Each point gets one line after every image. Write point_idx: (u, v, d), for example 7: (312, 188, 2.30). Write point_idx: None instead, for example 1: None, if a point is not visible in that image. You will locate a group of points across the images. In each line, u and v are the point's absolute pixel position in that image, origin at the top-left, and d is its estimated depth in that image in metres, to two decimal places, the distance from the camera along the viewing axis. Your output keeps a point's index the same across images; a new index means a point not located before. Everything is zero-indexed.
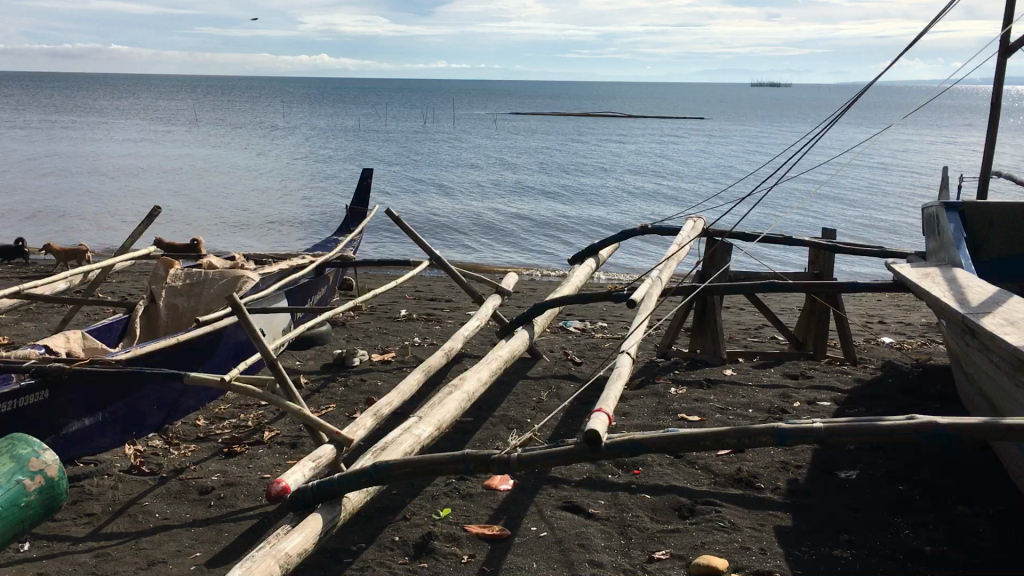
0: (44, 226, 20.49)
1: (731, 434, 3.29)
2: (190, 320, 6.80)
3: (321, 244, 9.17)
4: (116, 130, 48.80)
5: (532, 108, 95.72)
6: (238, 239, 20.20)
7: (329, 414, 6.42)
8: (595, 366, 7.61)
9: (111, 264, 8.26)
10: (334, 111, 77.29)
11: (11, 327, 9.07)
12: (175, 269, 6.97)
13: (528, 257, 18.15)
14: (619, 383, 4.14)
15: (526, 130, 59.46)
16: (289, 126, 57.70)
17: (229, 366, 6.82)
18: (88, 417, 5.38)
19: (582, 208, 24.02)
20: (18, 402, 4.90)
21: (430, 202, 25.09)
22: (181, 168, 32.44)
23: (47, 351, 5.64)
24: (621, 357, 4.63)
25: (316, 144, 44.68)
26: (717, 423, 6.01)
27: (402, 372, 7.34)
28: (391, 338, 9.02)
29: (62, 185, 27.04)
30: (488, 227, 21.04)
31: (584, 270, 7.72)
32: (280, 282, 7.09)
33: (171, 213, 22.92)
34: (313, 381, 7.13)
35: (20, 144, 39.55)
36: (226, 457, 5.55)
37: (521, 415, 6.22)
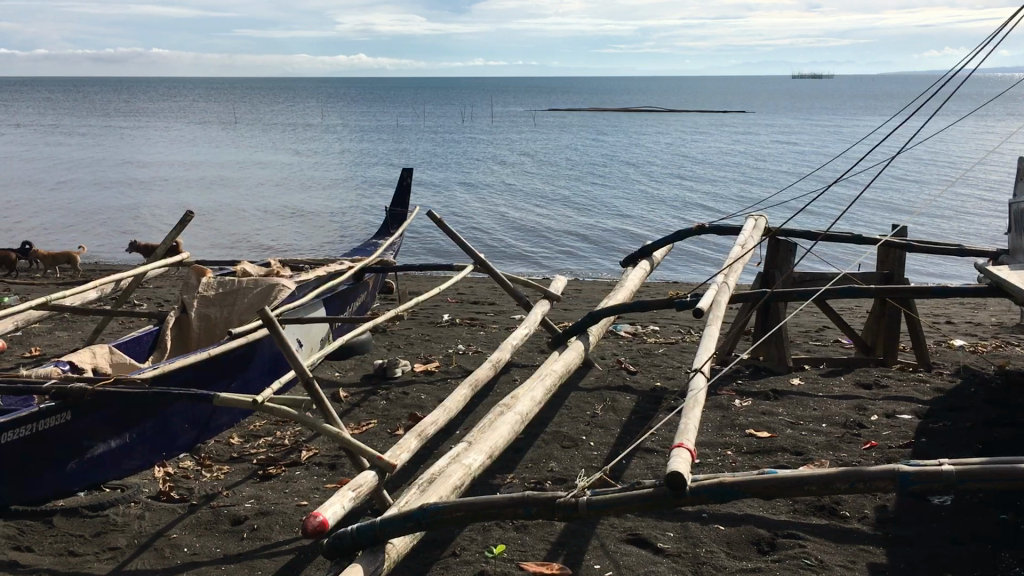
0: (80, 230, 20.37)
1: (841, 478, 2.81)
2: (223, 331, 6.47)
3: (360, 248, 8.80)
4: (152, 132, 48.93)
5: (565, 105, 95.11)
6: (273, 240, 19.94)
7: (371, 431, 6.05)
8: (651, 375, 7.16)
9: (143, 272, 7.97)
10: (370, 111, 77.09)
11: (45, 337, 8.83)
12: (208, 277, 6.64)
13: (569, 259, 17.63)
14: (697, 410, 3.72)
15: (563, 127, 58.81)
16: (323, 126, 57.62)
17: (264, 380, 6.48)
18: (114, 438, 5.05)
19: (625, 208, 23.41)
20: (38, 425, 4.60)
21: (469, 202, 24.71)
22: (218, 170, 32.38)
23: (71, 369, 5.33)
24: (695, 376, 4.20)
25: (352, 144, 44.52)
26: (789, 440, 5.52)
27: (446, 384, 6.94)
28: (434, 345, 8.65)
29: (99, 188, 27.01)
30: (528, 227, 20.63)
31: (638, 273, 7.28)
32: (318, 290, 6.72)
33: (207, 215, 22.75)
34: (354, 394, 6.76)
35: (59, 148, 39.75)
36: (260, 480, 5.21)
37: (574, 431, 5.79)
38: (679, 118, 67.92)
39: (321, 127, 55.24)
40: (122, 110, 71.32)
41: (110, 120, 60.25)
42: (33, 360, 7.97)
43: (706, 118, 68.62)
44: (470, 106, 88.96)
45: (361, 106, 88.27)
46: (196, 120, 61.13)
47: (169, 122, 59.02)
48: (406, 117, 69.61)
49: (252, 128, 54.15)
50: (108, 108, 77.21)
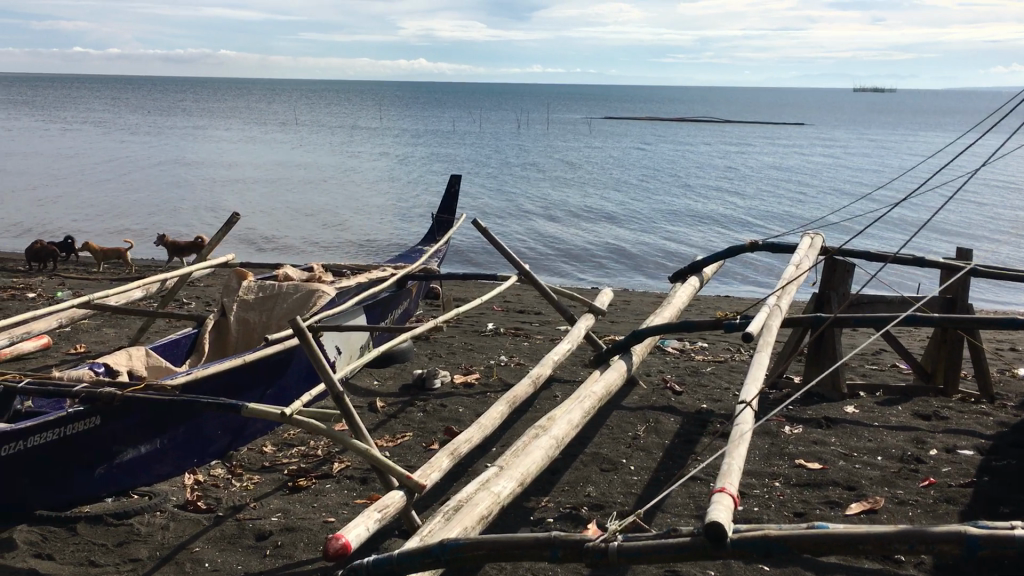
0: (136, 225, 20.60)
1: (897, 538, 2.57)
2: (261, 337, 6.38)
3: (405, 254, 8.67)
4: (213, 131, 49.58)
5: (622, 113, 94.63)
6: (323, 240, 19.94)
7: (405, 444, 5.90)
8: (698, 396, 6.90)
9: (188, 273, 7.91)
10: (428, 115, 77.36)
11: (91, 333, 8.82)
12: (249, 281, 6.56)
13: (620, 271, 17.34)
14: (740, 448, 3.48)
15: (620, 136, 58.44)
16: (380, 128, 57.91)
17: (300, 388, 6.37)
18: (144, 444, 4.96)
19: (679, 220, 23.03)
20: (65, 430, 4.50)
21: (522, 209, 24.52)
22: (274, 169, 32.62)
23: (103, 372, 5.29)
24: (740, 409, 3.96)
25: (408, 147, 44.60)
26: (840, 473, 5.24)
27: (486, 398, 6.76)
28: (476, 356, 8.46)
29: (156, 184, 27.34)
30: (580, 237, 20.39)
31: (688, 289, 7.03)
32: (357, 297, 6.59)
33: (261, 214, 22.86)
34: (391, 404, 6.62)
35: (121, 145, 40.42)
36: (289, 492, 5.09)
37: (614, 453, 5.57)
38: (737, 130, 67.08)
39: (378, 130, 55.51)
40: (186, 108, 72.59)
41: (172, 118, 61.32)
42: (77, 357, 7.94)
43: (764, 130, 67.69)
44: (526, 113, 88.95)
45: (417, 109, 88.68)
46: (256, 120, 61.91)
47: (229, 121, 59.82)
48: (462, 122, 69.77)
49: (311, 129, 54.62)
50: (172, 106, 78.47)
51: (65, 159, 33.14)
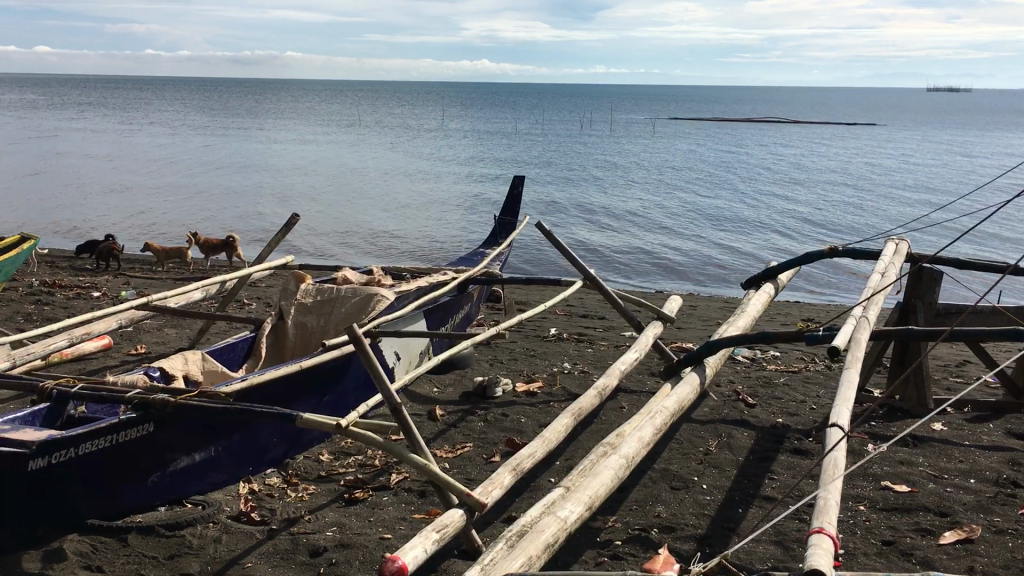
0: (202, 225, 20.81)
1: None
2: (319, 342, 6.22)
3: (467, 257, 8.46)
4: (279, 133, 50.13)
5: (686, 114, 93.58)
6: (385, 240, 19.89)
7: (465, 455, 5.69)
8: (772, 409, 6.57)
9: (248, 276, 7.79)
10: (491, 116, 77.39)
11: (153, 334, 8.77)
12: (307, 284, 6.42)
13: (685, 276, 16.95)
14: (837, 483, 3.19)
15: (684, 137, 57.78)
16: (443, 129, 58.02)
17: (358, 395, 6.20)
18: (198, 452, 4.82)
19: (747, 224, 22.52)
20: (118, 438, 4.35)
21: (584, 211, 24.23)
22: (337, 170, 32.79)
23: (157, 377, 5.16)
24: (831, 436, 3.67)
25: (471, 148, 44.58)
26: (930, 498, 4.88)
27: (549, 408, 6.51)
28: (538, 362, 8.22)
29: (223, 185, 27.66)
30: (645, 239, 20.03)
31: (762, 297, 6.70)
32: (418, 301, 6.40)
33: (324, 214, 22.95)
34: (451, 413, 6.41)
35: (191, 145, 41.10)
36: (346, 504, 4.91)
37: (685, 470, 5.29)
38: (805, 131, 65.81)
39: (441, 131, 55.65)
40: (253, 110, 73.64)
41: (239, 119, 62.26)
42: (138, 359, 7.88)
43: (833, 131, 66.31)
44: (588, 113, 88.54)
45: (479, 109, 88.79)
46: (321, 121, 62.51)
47: (294, 122, 60.59)
48: (525, 123, 69.59)
49: (375, 130, 54.93)
50: (239, 107, 79.73)
51: (136, 160, 33.79)
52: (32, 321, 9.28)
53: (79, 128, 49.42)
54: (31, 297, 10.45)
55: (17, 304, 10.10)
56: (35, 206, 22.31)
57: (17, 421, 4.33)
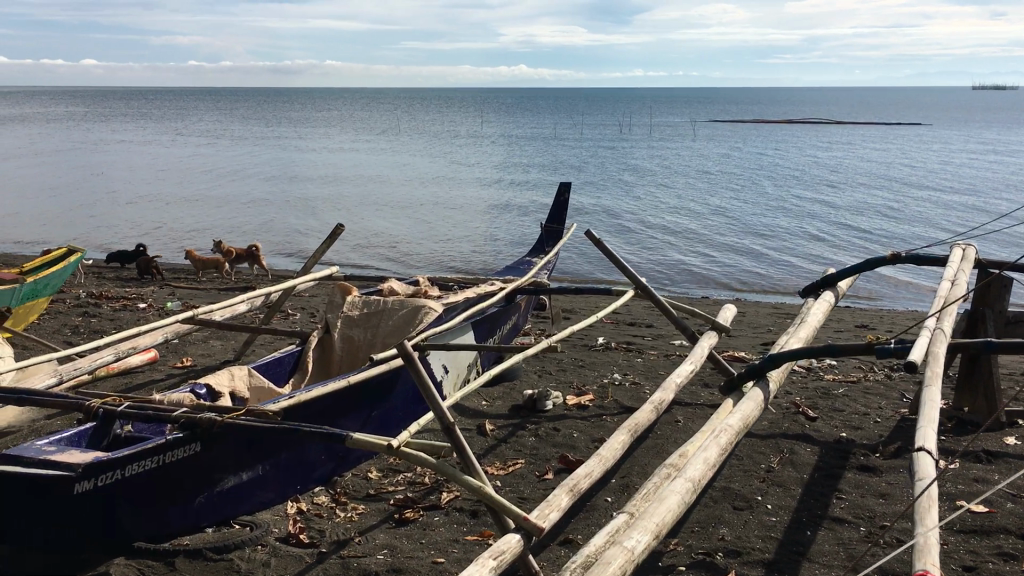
0: (244, 233, 20.84)
1: None
2: (365, 356, 6.08)
3: (513, 266, 8.29)
4: (319, 141, 50.39)
5: (726, 116, 92.77)
6: (427, 247, 19.80)
7: (517, 472, 5.52)
8: (834, 423, 6.32)
9: (293, 287, 7.68)
10: (529, 121, 77.25)
11: (199, 345, 8.70)
12: (354, 296, 6.29)
13: (732, 280, 16.63)
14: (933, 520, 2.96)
15: (725, 139, 57.22)
16: (482, 135, 57.97)
17: (406, 410, 6.06)
18: (245, 471, 4.70)
19: (794, 227, 22.06)
20: (165, 458, 4.24)
21: (626, 215, 23.97)
22: (377, 177, 32.83)
23: (203, 395, 5.06)
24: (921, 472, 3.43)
25: (510, 153, 44.45)
26: (1011, 521, 4.60)
27: (602, 422, 6.32)
28: (588, 373, 8.02)
29: (265, 194, 27.79)
30: (690, 244, 19.73)
31: (822, 306, 6.46)
32: (466, 313, 6.24)
33: (366, 221, 22.92)
34: (500, 427, 6.24)
35: (233, 155, 41.43)
36: (396, 525, 4.77)
37: (747, 489, 5.08)
38: (850, 132, 64.82)
39: (481, 137, 55.62)
40: (293, 119, 74.15)
41: (280, 128, 62.77)
42: (184, 372, 7.79)
43: (878, 131, 65.20)
44: (628, 116, 88.09)
45: (518, 115, 88.66)
46: (360, 129, 62.77)
47: (335, 130, 60.86)
48: (565, 127, 69.34)
49: (415, 137, 55.06)
50: (279, 116, 80.31)
51: (181, 170, 34.09)
52: (79, 334, 9.26)
53: (124, 139, 50.09)
54: (77, 310, 10.45)
55: (64, 316, 10.09)
56: (82, 216, 22.52)
57: (63, 442, 4.23)
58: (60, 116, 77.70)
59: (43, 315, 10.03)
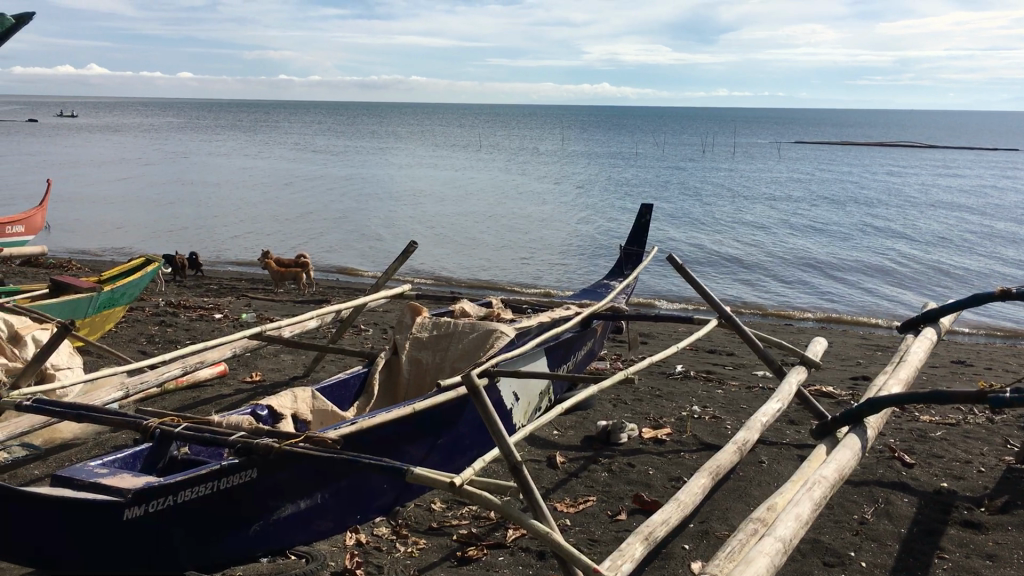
0: (323, 245, 20.98)
1: None
2: (432, 380, 5.85)
3: (591, 289, 7.99)
4: (400, 155, 50.87)
5: (813, 137, 91.02)
6: (504, 263, 19.62)
7: (588, 510, 5.20)
8: (934, 470, 5.86)
9: (363, 304, 7.48)
10: (611, 139, 76.73)
11: (270, 360, 8.56)
12: (423, 317, 6.08)
13: (818, 309, 16.06)
14: None
15: (811, 161, 56.02)
16: (562, 152, 57.95)
17: (474, 438, 5.80)
18: (304, 499, 4.50)
19: (885, 254, 21.28)
20: (220, 483, 4.05)
21: (708, 237, 23.48)
22: (457, 192, 32.90)
23: (263, 416, 4.89)
24: None
25: (590, 171, 44.14)
26: None
27: (680, 459, 5.97)
28: (665, 403, 7.66)
29: (346, 205, 28.06)
30: (774, 271, 19.18)
31: (922, 344, 6.01)
32: (539, 338, 5.96)
33: (444, 235, 22.90)
34: (571, 460, 5.93)
35: (317, 167, 42.04)
36: (458, 563, 4.52)
37: (837, 544, 4.68)
38: (943, 156, 62.92)
39: (561, 154, 55.45)
40: (376, 133, 75.02)
41: (364, 141, 63.90)
42: (253, 388, 7.64)
43: (974, 156, 63.12)
44: (711, 136, 87.21)
45: (599, 133, 88.26)
46: (442, 144, 63.22)
47: (417, 144, 61.40)
48: (647, 146, 68.98)
49: (495, 153, 55.18)
50: (363, 130, 81.27)
51: (267, 181, 34.71)
52: (155, 344, 9.27)
53: (214, 150, 51.31)
54: (155, 319, 10.50)
55: (142, 325, 10.16)
56: (170, 224, 23.03)
57: (116, 463, 4.08)
58: (155, 126, 80.11)
59: (122, 323, 10.11)
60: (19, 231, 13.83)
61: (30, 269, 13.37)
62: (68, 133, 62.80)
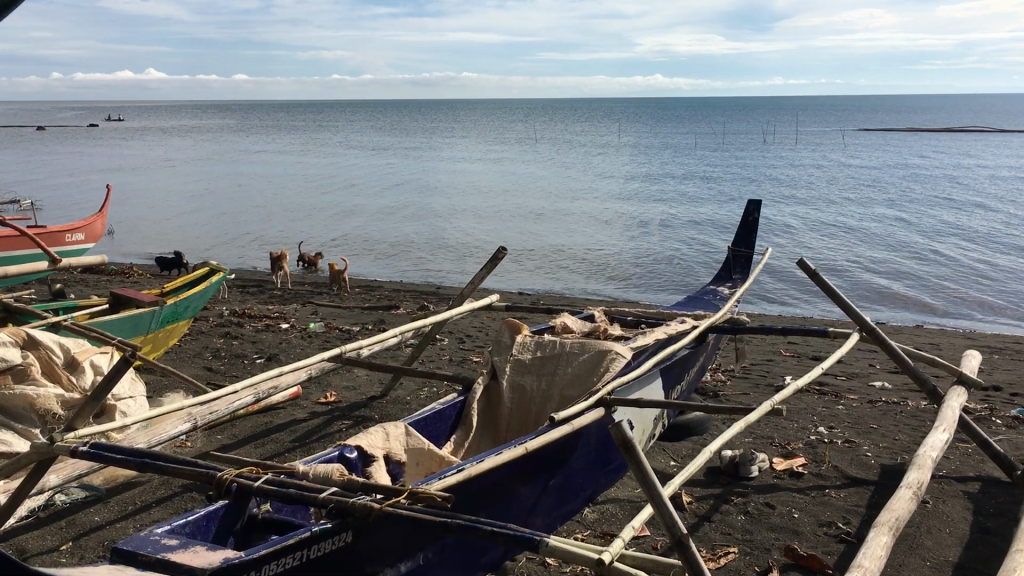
0: (382, 244, 20.36)
1: None
2: (539, 409, 5.12)
3: (698, 298, 7.16)
4: (450, 152, 50.15)
5: (876, 124, 88.72)
6: (571, 259, 18.80)
7: (731, 565, 4.41)
8: None
9: (449, 318, 6.76)
10: (665, 132, 74.93)
11: (343, 377, 7.90)
12: (524, 335, 5.37)
13: (915, 310, 15.01)
14: None
15: (877, 148, 54.21)
16: (618, 145, 56.77)
17: (589, 473, 5.07)
18: (405, 562, 3.78)
19: (977, 246, 20.01)
20: (309, 552, 3.33)
21: (785, 230, 22.44)
22: (514, 187, 32.15)
23: (353, 457, 4.19)
24: None
25: (646, 164, 43.02)
26: None
27: (826, 499, 5.14)
28: (787, 424, 6.82)
29: (404, 203, 27.49)
30: (860, 266, 18.14)
31: None
32: (658, 360, 5.19)
33: (507, 231, 22.23)
34: (698, 499, 5.15)
35: (369, 166, 41.48)
36: None
37: None
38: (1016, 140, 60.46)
39: (617, 148, 54.18)
40: (423, 130, 74.22)
41: (418, 139, 63.60)
42: (328, 409, 6.97)
43: None
44: (770, 126, 85.08)
45: (651, 125, 86.77)
46: (493, 140, 62.29)
47: (468, 141, 60.53)
48: (705, 137, 67.55)
49: (549, 148, 54.03)
50: (409, 128, 80.59)
51: (318, 180, 34.24)
52: (220, 357, 8.69)
53: (265, 151, 50.96)
54: (220, 330, 9.96)
55: (207, 337, 9.61)
56: (227, 227, 22.61)
57: (187, 528, 3.38)
58: (205, 128, 80.25)
59: (187, 336, 9.58)
60: (79, 240, 13.40)
61: (91, 279, 12.94)
62: (131, 137, 63.92)
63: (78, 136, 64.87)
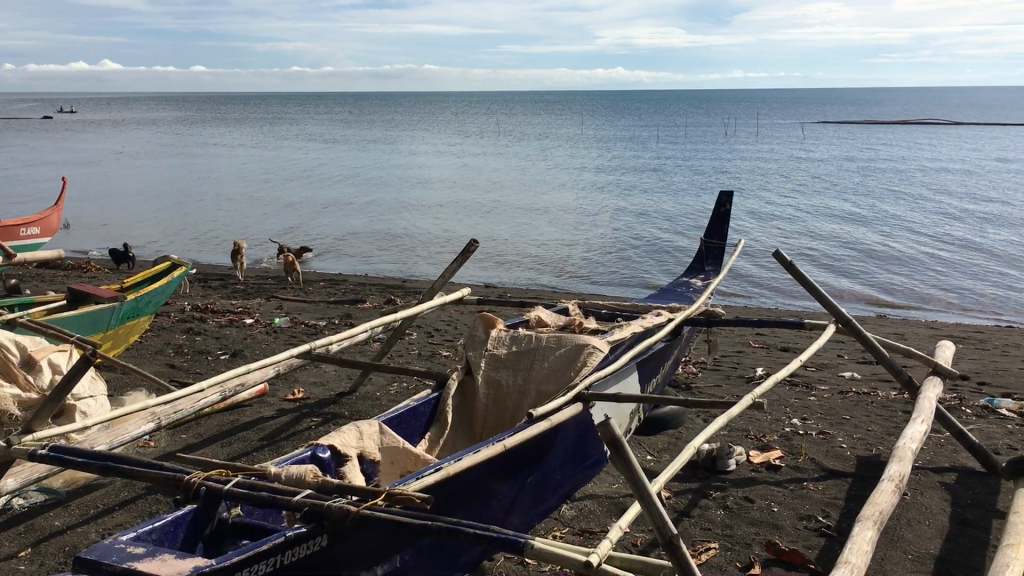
0: (344, 237, 20.13)
1: None
2: (516, 404, 5.01)
3: (672, 290, 7.09)
4: (410, 144, 49.81)
5: (833, 117, 89.74)
6: (535, 251, 18.74)
7: (714, 561, 4.35)
8: None
9: (420, 312, 6.63)
10: (626, 124, 75.15)
11: (311, 373, 7.74)
12: (499, 329, 5.26)
13: (876, 302, 15.14)
14: None
15: (835, 141, 54.82)
16: (579, 138, 56.77)
17: (566, 470, 4.97)
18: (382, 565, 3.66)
19: (935, 238, 20.27)
20: (284, 557, 3.20)
21: (748, 222, 22.57)
22: (476, 179, 32.01)
23: (327, 456, 4.06)
24: None
25: (607, 156, 43.09)
26: None
27: (805, 492, 5.09)
28: (761, 416, 6.78)
29: (366, 196, 27.23)
30: (821, 257, 18.27)
31: None
32: (635, 352, 5.10)
33: (470, 223, 22.11)
34: (676, 494, 5.08)
35: (329, 159, 41.07)
36: None
37: None
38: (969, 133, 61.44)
39: (578, 140, 54.18)
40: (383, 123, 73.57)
41: (379, 132, 63.11)
42: (296, 406, 6.81)
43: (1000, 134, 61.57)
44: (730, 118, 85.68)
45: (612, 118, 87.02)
46: (455, 132, 62.02)
47: (429, 134, 60.14)
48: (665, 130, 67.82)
49: (511, 140, 53.91)
50: (370, 120, 80.04)
51: (277, 174, 33.81)
52: (183, 353, 8.48)
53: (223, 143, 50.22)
54: (182, 325, 9.74)
55: (169, 333, 9.38)
56: (185, 220, 22.22)
57: (154, 535, 3.22)
58: (161, 119, 78.91)
59: (148, 332, 9.35)
60: (34, 235, 13.05)
61: (46, 274, 12.59)
62: (85, 130, 62.88)
63: (29, 126, 63.60)
